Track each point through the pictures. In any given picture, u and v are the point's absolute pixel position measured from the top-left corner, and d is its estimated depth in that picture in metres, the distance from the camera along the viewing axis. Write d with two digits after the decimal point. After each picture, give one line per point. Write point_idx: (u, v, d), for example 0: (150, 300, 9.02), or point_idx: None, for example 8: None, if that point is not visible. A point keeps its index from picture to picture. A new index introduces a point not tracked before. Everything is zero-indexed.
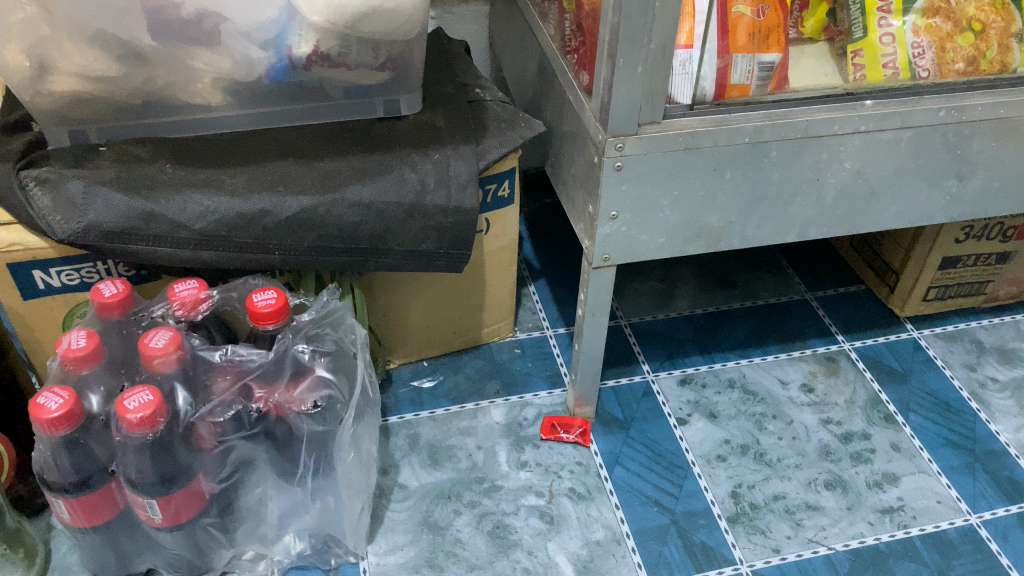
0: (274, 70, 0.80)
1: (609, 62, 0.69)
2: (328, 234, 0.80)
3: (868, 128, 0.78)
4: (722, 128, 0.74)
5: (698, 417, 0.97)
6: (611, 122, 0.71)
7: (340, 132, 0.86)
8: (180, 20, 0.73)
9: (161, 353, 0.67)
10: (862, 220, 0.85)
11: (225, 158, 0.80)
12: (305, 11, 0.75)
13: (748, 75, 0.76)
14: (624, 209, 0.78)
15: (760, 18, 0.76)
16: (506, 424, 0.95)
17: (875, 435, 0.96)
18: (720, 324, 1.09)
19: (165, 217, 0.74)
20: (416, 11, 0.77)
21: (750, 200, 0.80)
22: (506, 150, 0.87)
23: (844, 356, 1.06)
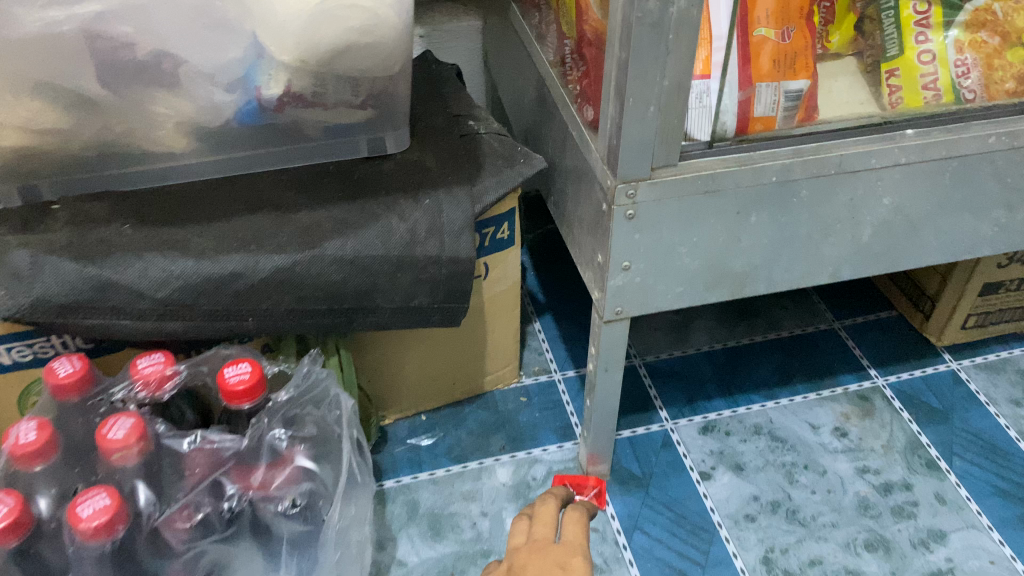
0: (242, 113, 0.72)
1: (617, 100, 0.61)
2: (308, 295, 0.71)
3: (908, 160, 0.69)
4: (745, 168, 0.65)
5: (724, 470, 0.89)
6: (621, 167, 0.63)
7: (321, 177, 0.78)
8: (135, 63, 0.65)
9: (119, 447, 0.59)
10: (901, 256, 0.77)
11: (191, 213, 0.72)
12: (273, 50, 0.66)
13: (773, 107, 0.67)
14: (638, 259, 0.69)
15: (786, 42, 0.67)
16: (514, 486, 0.87)
17: (917, 485, 0.88)
18: (742, 361, 1.01)
19: (122, 287, 0.66)
20: (397, 44, 0.69)
21: (778, 242, 0.72)
22: (504, 190, 0.78)
23: (878, 394, 0.97)
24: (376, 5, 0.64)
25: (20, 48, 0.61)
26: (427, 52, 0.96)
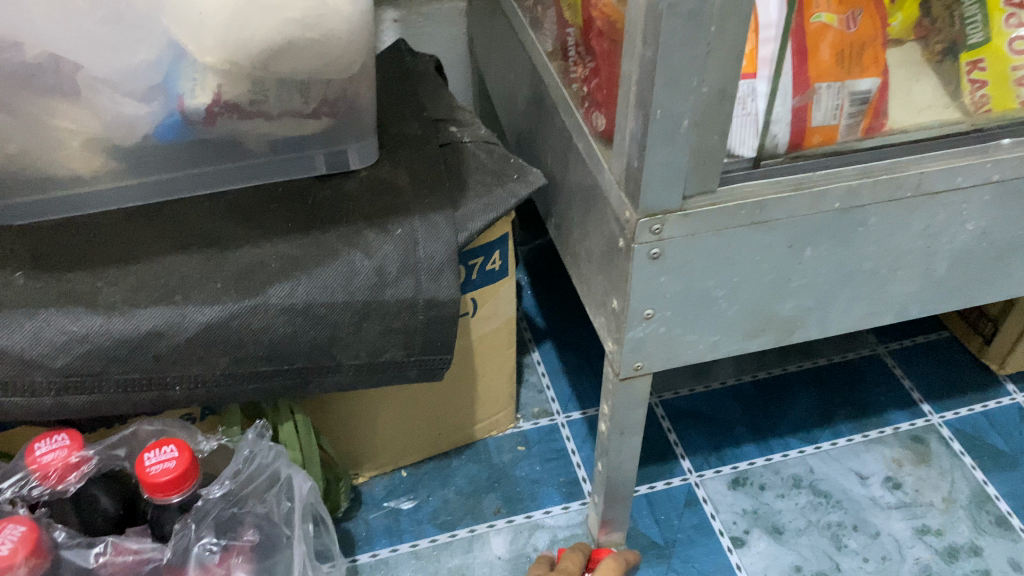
0: (163, 127, 0.57)
1: (639, 112, 0.46)
2: (250, 355, 0.57)
3: (1002, 177, 0.55)
4: (802, 193, 0.51)
5: (759, 535, 0.75)
6: (645, 197, 0.48)
7: (268, 202, 0.63)
8: (20, 65, 0.50)
9: (4, 567, 0.46)
10: (981, 290, 0.63)
11: (103, 256, 0.58)
12: (194, 50, 0.52)
13: (835, 113, 0.53)
14: (664, 306, 0.55)
15: (851, 30, 0.52)
16: (511, 559, 0.74)
17: (987, 549, 0.74)
18: (774, 397, 0.87)
19: (8, 357, 0.52)
20: (353, 39, 0.54)
21: (836, 280, 0.58)
22: (495, 215, 0.64)
23: (933, 435, 0.84)
24: None
25: None
26: (401, 42, 0.81)
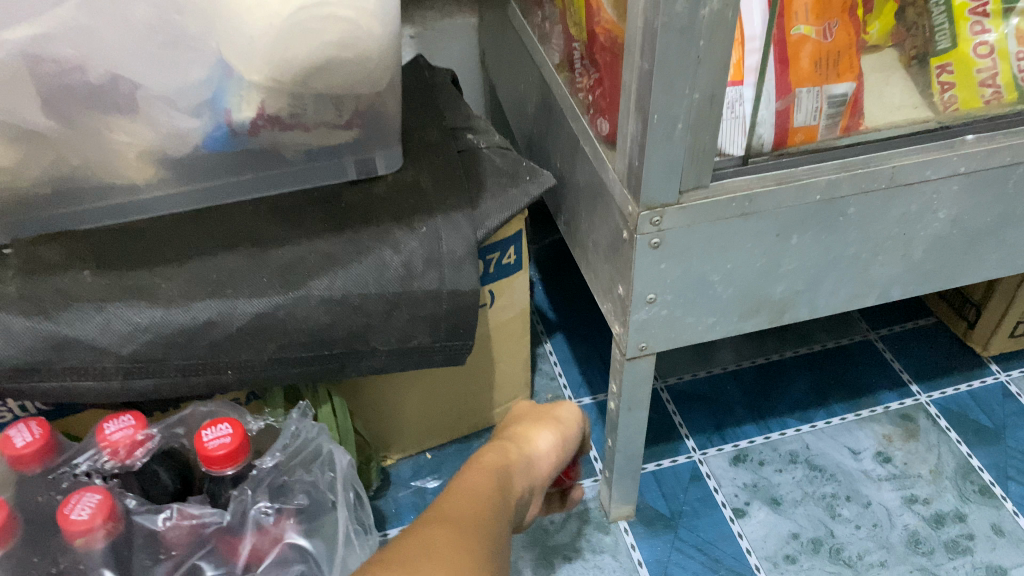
0: (212, 138, 0.64)
1: (639, 117, 0.53)
2: (293, 342, 0.63)
3: (968, 169, 0.61)
4: (786, 186, 0.57)
5: (759, 506, 0.81)
6: (645, 192, 0.55)
7: (305, 204, 0.70)
8: (86, 86, 0.57)
9: (85, 530, 0.53)
10: (957, 272, 0.69)
11: (159, 254, 0.64)
12: (242, 70, 0.58)
13: (814, 114, 0.59)
14: (665, 290, 0.61)
15: (828, 40, 0.58)
16: (530, 532, 0.80)
17: (971, 516, 0.80)
18: (773, 379, 0.93)
19: (80, 344, 0.59)
20: (383, 57, 0.61)
21: (822, 265, 0.64)
22: (510, 213, 0.70)
23: (921, 412, 0.89)
24: (357, 14, 0.56)
25: None
26: (420, 55, 0.88)
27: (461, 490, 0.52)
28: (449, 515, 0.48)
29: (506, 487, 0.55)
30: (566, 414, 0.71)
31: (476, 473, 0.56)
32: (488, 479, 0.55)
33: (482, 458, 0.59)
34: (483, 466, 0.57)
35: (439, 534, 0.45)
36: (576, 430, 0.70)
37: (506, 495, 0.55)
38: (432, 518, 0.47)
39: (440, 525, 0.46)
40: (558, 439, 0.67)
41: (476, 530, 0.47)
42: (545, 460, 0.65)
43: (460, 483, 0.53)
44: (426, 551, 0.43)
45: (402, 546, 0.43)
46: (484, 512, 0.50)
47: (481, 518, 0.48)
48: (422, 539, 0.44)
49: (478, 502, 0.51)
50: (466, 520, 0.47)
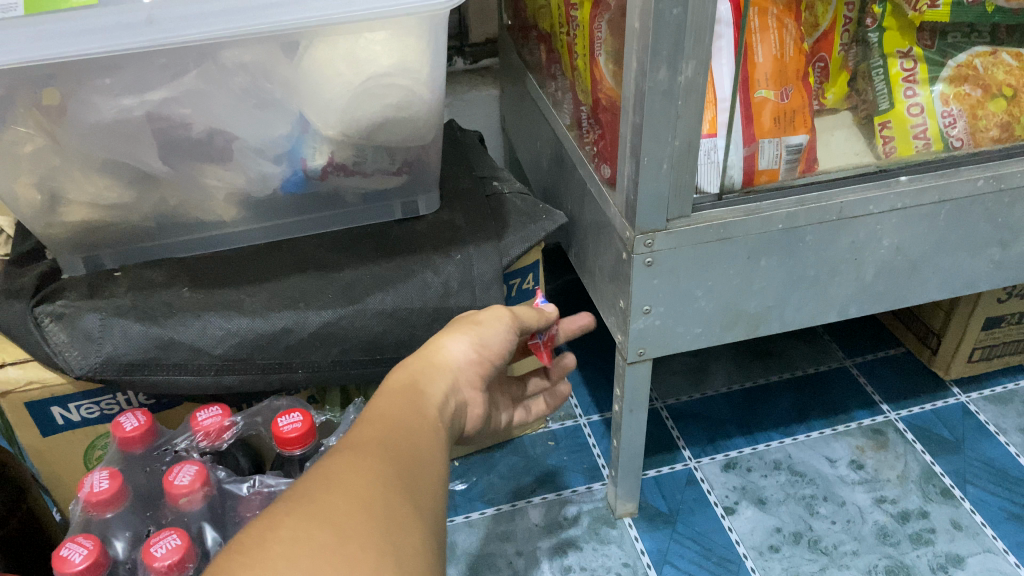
0: (288, 182, 0.79)
1: (633, 159, 0.67)
2: (352, 346, 0.77)
3: (904, 205, 0.75)
4: (753, 217, 0.71)
5: (747, 504, 0.93)
6: (639, 219, 0.69)
7: (359, 238, 0.84)
8: (190, 139, 0.72)
9: (187, 492, 0.65)
10: (904, 294, 0.82)
11: (243, 276, 0.78)
12: (318, 125, 0.73)
13: (776, 160, 0.74)
14: (658, 303, 0.75)
15: (785, 102, 0.73)
16: (546, 526, 0.91)
17: (933, 513, 0.91)
18: (759, 400, 1.06)
19: (184, 344, 0.72)
20: (430, 118, 0.76)
21: (787, 284, 0.77)
22: (529, 244, 0.84)
23: (891, 427, 1.01)
24: (413, 83, 0.71)
25: (90, 132, 0.68)
26: (449, 120, 1.04)
27: (373, 416, 0.50)
28: (359, 442, 0.47)
29: (420, 400, 0.55)
30: (485, 316, 0.67)
31: (386, 400, 0.53)
32: (400, 402, 0.53)
33: (388, 382, 0.56)
34: (392, 392, 0.54)
35: (346, 462, 0.44)
36: (499, 332, 0.66)
37: (422, 399, 0.55)
38: (343, 447, 0.46)
39: (348, 455, 0.45)
40: (474, 343, 0.63)
41: (386, 459, 0.46)
42: (457, 365, 0.61)
43: (372, 410, 0.51)
44: (338, 467, 0.44)
45: (313, 477, 0.43)
46: (394, 437, 0.48)
47: (387, 444, 0.47)
48: (335, 466, 0.44)
49: (388, 422, 0.50)
50: (371, 446, 0.47)
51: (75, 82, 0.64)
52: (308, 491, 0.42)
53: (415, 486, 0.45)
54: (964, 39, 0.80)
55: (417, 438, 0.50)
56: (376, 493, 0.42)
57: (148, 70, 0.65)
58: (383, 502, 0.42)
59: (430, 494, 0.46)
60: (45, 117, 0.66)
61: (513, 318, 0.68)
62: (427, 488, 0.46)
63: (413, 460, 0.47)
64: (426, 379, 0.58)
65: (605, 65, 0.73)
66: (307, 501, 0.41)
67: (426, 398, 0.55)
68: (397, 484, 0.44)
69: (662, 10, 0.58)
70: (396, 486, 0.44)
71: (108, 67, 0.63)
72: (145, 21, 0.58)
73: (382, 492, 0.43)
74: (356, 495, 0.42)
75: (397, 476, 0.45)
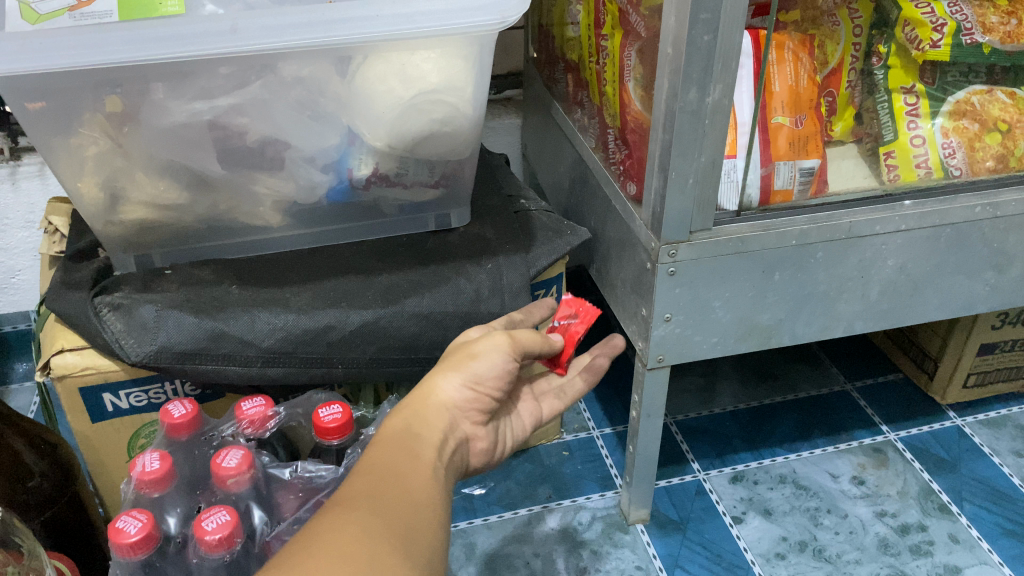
0: (333, 191, 0.84)
1: (661, 174, 0.73)
2: (389, 345, 0.81)
3: (908, 227, 0.80)
4: (770, 232, 0.76)
5: (754, 514, 0.97)
6: (664, 230, 0.74)
7: (395, 247, 0.89)
8: (245, 148, 0.76)
9: (235, 473, 0.69)
10: (906, 312, 0.88)
11: (288, 278, 0.83)
12: (367, 137, 0.78)
13: (790, 181, 0.80)
14: (678, 311, 0.80)
15: (799, 128, 0.80)
16: (562, 530, 0.95)
17: (932, 527, 0.95)
18: (765, 419, 1.11)
19: (234, 336, 0.76)
20: (470, 135, 0.82)
21: (799, 299, 0.83)
22: (555, 257, 0.89)
23: (890, 447, 1.06)
24: (458, 101, 0.77)
25: (155, 136, 0.73)
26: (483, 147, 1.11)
27: (363, 469, 0.52)
28: (347, 499, 0.49)
29: (415, 446, 0.55)
30: (481, 347, 0.64)
31: (378, 452, 0.54)
32: (391, 453, 0.54)
33: (381, 432, 0.57)
34: (382, 442, 0.55)
35: (333, 521, 0.46)
36: (496, 366, 0.63)
37: (417, 445, 0.56)
38: (331, 508, 0.48)
39: (335, 515, 0.47)
40: (468, 380, 0.62)
41: (372, 513, 0.47)
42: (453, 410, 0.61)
43: (363, 464, 0.53)
44: (325, 528, 0.46)
45: (303, 539, 0.45)
46: (383, 489, 0.50)
47: (376, 497, 0.49)
48: (322, 526, 0.46)
49: (377, 474, 0.51)
50: (360, 501, 0.48)
51: (139, 90, 0.69)
52: (297, 554, 0.44)
53: (404, 538, 0.47)
54: (963, 79, 0.86)
55: (409, 486, 0.51)
56: (361, 548, 0.44)
57: (213, 79, 0.70)
58: (369, 557, 0.44)
59: (421, 541, 0.48)
60: (109, 124, 0.71)
61: (511, 341, 0.65)
62: (419, 535, 0.48)
63: (403, 511, 0.49)
64: (420, 423, 0.58)
65: (634, 90, 0.79)
66: (295, 561, 0.43)
67: (420, 444, 0.56)
68: (384, 537, 0.46)
69: (694, 35, 0.64)
70: (383, 540, 0.46)
71: (179, 73, 0.69)
72: (230, 29, 0.64)
73: (369, 546, 0.45)
74: (344, 553, 0.44)
75: (384, 529, 0.46)
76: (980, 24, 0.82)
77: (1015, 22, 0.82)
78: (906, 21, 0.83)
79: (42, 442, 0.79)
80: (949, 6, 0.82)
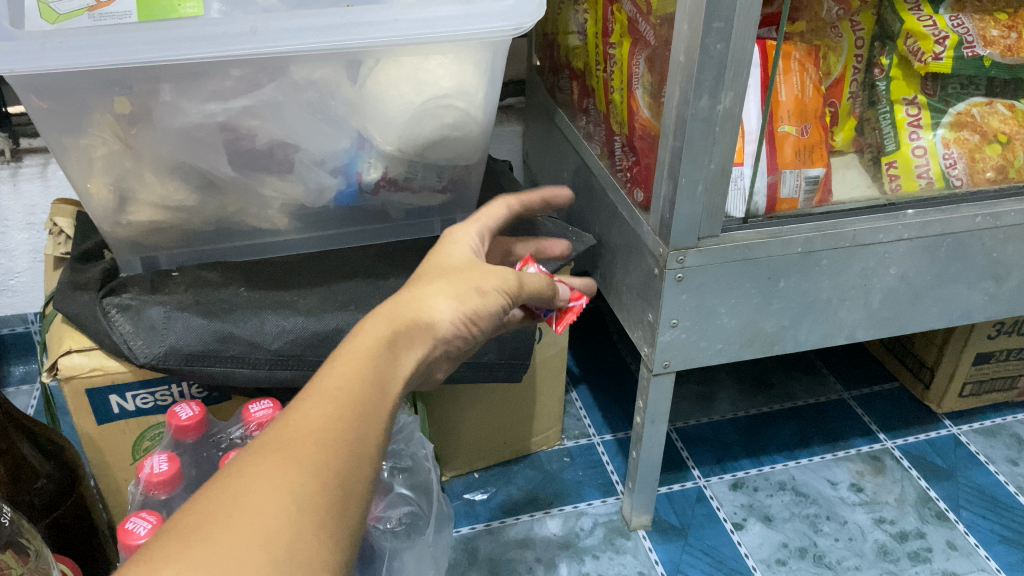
0: (342, 195, 0.84)
1: (670, 181, 0.74)
2: None
3: (911, 236, 0.82)
4: (776, 239, 0.77)
5: (754, 521, 0.98)
6: (673, 236, 0.75)
7: (402, 251, 0.90)
8: (254, 150, 0.76)
9: None
10: (907, 320, 0.89)
11: (296, 281, 0.83)
12: (377, 141, 0.79)
13: (796, 189, 0.81)
14: (684, 317, 0.80)
15: (804, 136, 0.81)
16: (564, 535, 0.95)
17: (930, 533, 0.96)
18: (764, 427, 1.12)
19: (242, 339, 0.76)
20: (479, 140, 0.83)
21: (803, 306, 0.84)
22: (561, 263, 0.89)
23: (888, 455, 1.07)
24: (468, 106, 0.78)
25: (165, 137, 0.73)
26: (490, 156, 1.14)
27: (321, 394, 0.43)
28: (290, 439, 0.40)
29: (386, 375, 0.47)
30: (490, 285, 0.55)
31: (346, 365, 0.45)
32: (360, 375, 0.45)
33: (356, 340, 0.47)
34: (355, 356, 0.46)
35: (266, 469, 0.39)
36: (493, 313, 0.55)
37: (389, 373, 0.47)
38: (267, 446, 0.40)
39: (269, 461, 0.39)
40: (468, 317, 0.53)
41: (311, 469, 0.40)
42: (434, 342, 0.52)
43: (324, 382, 0.44)
44: (253, 479, 0.38)
45: (223, 487, 0.38)
46: (336, 432, 0.42)
47: (323, 443, 0.41)
48: (252, 477, 0.38)
49: (336, 406, 0.43)
50: (305, 448, 0.40)
51: (149, 91, 0.69)
52: (211, 514, 0.37)
53: (338, 509, 0.39)
54: (962, 90, 0.88)
55: (365, 432, 0.43)
56: (285, 525, 0.37)
57: (224, 81, 0.70)
58: (291, 537, 0.37)
59: (356, 511, 0.41)
60: (119, 124, 0.71)
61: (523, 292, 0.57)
62: (357, 502, 0.41)
63: (349, 468, 0.41)
64: (401, 343, 0.49)
65: (643, 98, 0.80)
66: (203, 529, 0.36)
67: (392, 375, 0.47)
68: (316, 508, 0.38)
69: (707, 44, 0.65)
70: (313, 512, 0.38)
71: (193, 74, 0.69)
72: (250, 32, 0.65)
73: (295, 522, 0.37)
74: (262, 527, 0.37)
75: (319, 495, 0.39)
76: (981, 38, 0.83)
77: (1015, 36, 0.83)
78: (909, 34, 0.84)
79: (48, 442, 0.81)
80: (951, 19, 0.84)
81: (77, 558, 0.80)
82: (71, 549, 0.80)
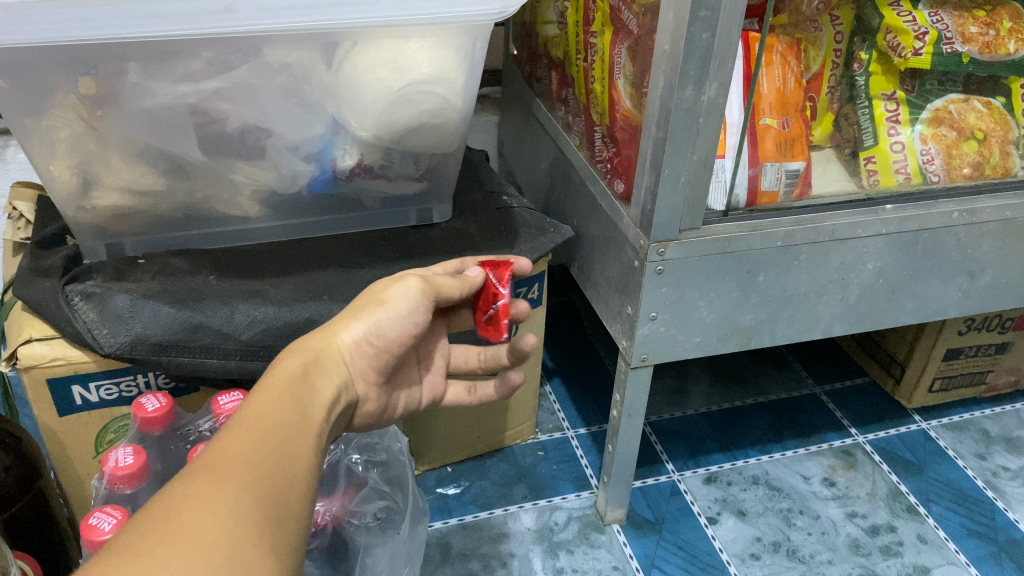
0: (316, 182, 0.82)
1: (653, 172, 0.72)
2: None
3: (889, 231, 0.82)
4: (756, 233, 0.77)
5: (728, 515, 0.97)
6: (654, 229, 0.74)
7: (377, 241, 0.88)
8: (225, 135, 0.74)
9: None
10: (883, 315, 0.89)
11: (267, 271, 0.81)
12: (353, 127, 0.76)
13: (776, 183, 0.81)
14: (663, 310, 0.79)
15: (786, 130, 0.81)
16: (538, 530, 0.94)
17: (901, 527, 0.97)
18: (737, 421, 1.12)
19: (211, 328, 0.73)
20: (457, 128, 0.81)
21: (781, 300, 0.83)
22: (538, 254, 0.88)
23: (860, 450, 1.08)
24: (447, 92, 0.76)
25: (130, 118, 0.70)
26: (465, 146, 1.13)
27: (242, 423, 0.43)
28: (218, 463, 0.40)
29: (306, 401, 0.48)
30: (392, 294, 0.58)
31: (266, 396, 0.46)
32: (280, 401, 0.46)
33: (272, 371, 0.49)
34: (271, 385, 0.48)
35: (198, 488, 0.38)
36: (397, 320, 0.58)
37: (307, 396, 0.49)
38: (195, 470, 0.39)
39: (198, 481, 0.38)
40: (370, 331, 0.56)
41: (242, 485, 0.39)
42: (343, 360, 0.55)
43: (246, 412, 0.44)
44: (185, 499, 0.37)
45: (153, 511, 0.36)
46: (261, 454, 0.41)
47: (251, 463, 0.40)
48: (185, 497, 0.37)
49: (260, 430, 0.43)
50: (234, 468, 0.40)
51: (115, 72, 0.66)
52: (146, 534, 0.35)
53: (275, 523, 0.39)
54: (939, 86, 0.89)
55: (289, 453, 0.43)
56: (223, 538, 0.36)
57: (195, 62, 0.67)
58: (230, 548, 0.36)
59: (292, 528, 0.40)
60: (84, 105, 0.68)
61: (427, 291, 0.59)
62: (291, 518, 0.40)
63: (279, 485, 0.40)
64: (316, 372, 0.52)
65: (624, 88, 0.79)
66: (139, 547, 0.34)
67: (310, 396, 0.49)
68: (251, 522, 0.37)
69: (693, 33, 0.64)
70: (250, 525, 0.37)
71: (163, 54, 0.66)
72: (225, 9, 0.63)
73: (233, 535, 0.36)
74: (200, 541, 0.35)
75: (255, 510, 0.38)
76: (960, 35, 0.83)
77: (993, 33, 0.84)
78: (889, 29, 0.84)
79: (7, 434, 0.78)
80: (930, 15, 0.84)
81: (35, 553, 0.79)
82: (26, 542, 0.78)
